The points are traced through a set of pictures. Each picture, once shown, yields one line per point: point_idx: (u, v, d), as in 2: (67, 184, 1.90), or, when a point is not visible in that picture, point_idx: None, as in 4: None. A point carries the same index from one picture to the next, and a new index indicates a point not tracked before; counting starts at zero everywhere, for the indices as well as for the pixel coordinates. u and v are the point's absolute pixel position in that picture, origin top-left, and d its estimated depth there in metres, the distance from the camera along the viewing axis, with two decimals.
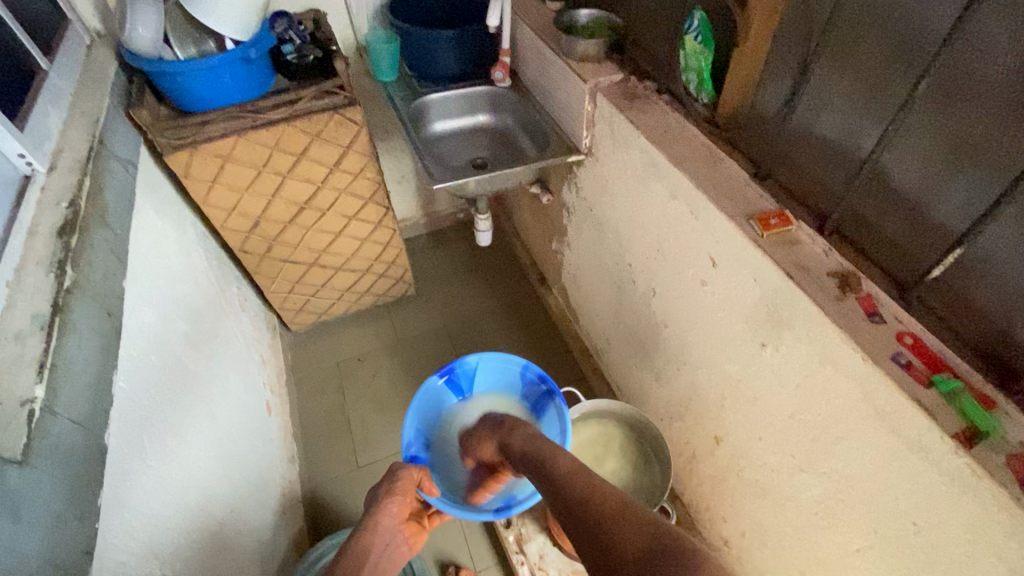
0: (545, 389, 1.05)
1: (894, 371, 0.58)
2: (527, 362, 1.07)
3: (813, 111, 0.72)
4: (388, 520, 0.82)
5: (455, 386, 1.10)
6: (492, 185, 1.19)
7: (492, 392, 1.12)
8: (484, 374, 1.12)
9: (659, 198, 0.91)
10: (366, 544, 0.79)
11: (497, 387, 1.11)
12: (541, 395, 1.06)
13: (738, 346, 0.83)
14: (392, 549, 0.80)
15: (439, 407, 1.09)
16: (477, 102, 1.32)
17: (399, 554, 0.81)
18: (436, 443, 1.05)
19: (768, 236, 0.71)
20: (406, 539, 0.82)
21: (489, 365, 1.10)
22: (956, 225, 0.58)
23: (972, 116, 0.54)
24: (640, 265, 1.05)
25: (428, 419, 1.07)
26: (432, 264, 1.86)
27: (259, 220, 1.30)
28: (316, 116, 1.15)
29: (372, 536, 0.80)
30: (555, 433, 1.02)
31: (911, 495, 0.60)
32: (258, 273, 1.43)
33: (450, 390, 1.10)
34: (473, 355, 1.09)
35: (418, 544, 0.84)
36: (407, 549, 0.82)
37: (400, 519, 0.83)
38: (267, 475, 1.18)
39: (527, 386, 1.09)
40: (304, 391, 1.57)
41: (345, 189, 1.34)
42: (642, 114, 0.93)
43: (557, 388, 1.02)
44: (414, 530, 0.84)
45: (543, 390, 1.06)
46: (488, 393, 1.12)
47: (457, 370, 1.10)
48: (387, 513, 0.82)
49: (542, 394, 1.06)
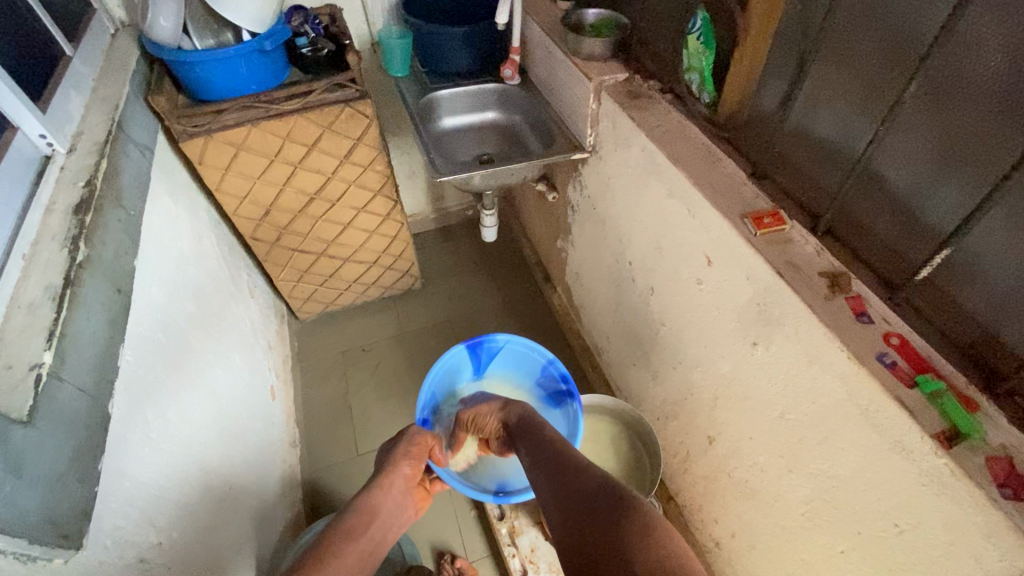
0: (563, 389, 1.07)
1: (877, 370, 0.59)
2: (553, 359, 1.07)
3: (809, 111, 0.72)
4: (399, 479, 0.85)
5: (476, 358, 1.11)
6: (497, 181, 1.21)
7: (507, 375, 1.13)
8: (507, 355, 1.13)
9: (658, 196, 0.91)
10: (375, 496, 0.82)
11: (513, 372, 1.13)
12: (558, 392, 1.08)
13: (730, 345, 0.83)
14: (401, 510, 0.84)
15: (456, 377, 1.10)
16: (489, 99, 1.33)
17: (406, 516, 0.84)
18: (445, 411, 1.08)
19: (761, 235, 0.72)
20: (413, 502, 0.87)
21: (515, 349, 1.11)
22: (945, 226, 0.58)
23: (963, 116, 0.54)
24: (639, 263, 1.06)
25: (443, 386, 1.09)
26: (440, 259, 1.88)
27: (270, 209, 1.33)
28: (327, 108, 1.18)
29: (384, 492, 0.83)
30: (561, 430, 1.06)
31: (892, 496, 0.61)
32: (268, 261, 1.46)
33: (469, 362, 1.11)
34: (503, 335, 1.09)
35: (422, 508, 0.89)
36: (413, 512, 0.86)
37: (411, 483, 0.87)
38: (267, 457, 1.20)
39: (545, 378, 1.10)
40: (308, 378, 1.60)
41: (354, 181, 1.36)
42: (644, 113, 0.94)
43: (577, 391, 1.03)
44: (421, 495, 0.89)
45: (561, 389, 1.08)
46: (502, 375, 1.13)
47: (484, 344, 1.10)
48: (401, 474, 0.86)
49: (558, 392, 1.08)
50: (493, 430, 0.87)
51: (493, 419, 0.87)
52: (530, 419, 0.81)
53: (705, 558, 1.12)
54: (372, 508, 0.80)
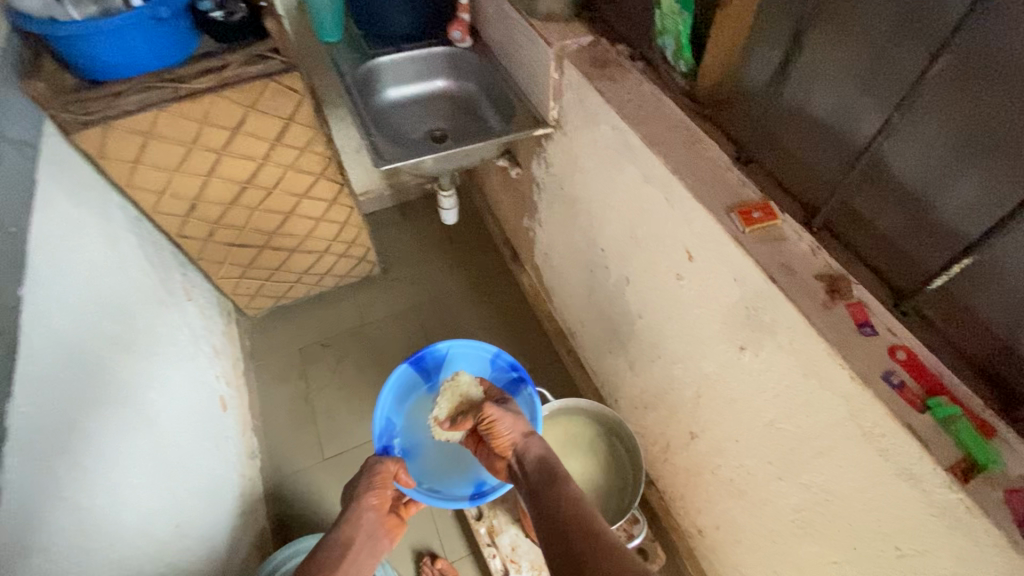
0: (515, 376, 1.01)
1: (884, 392, 0.52)
2: (498, 350, 1.00)
3: (806, 88, 0.65)
4: (370, 513, 0.78)
5: (424, 371, 1.02)
6: (451, 163, 1.09)
7: None
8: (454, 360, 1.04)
9: (633, 181, 0.81)
10: (337, 536, 0.74)
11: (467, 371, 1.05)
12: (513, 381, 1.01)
13: (715, 346, 0.76)
14: (375, 542, 0.76)
15: (408, 397, 1.01)
16: (435, 64, 1.17)
17: (381, 547, 0.77)
18: (406, 431, 0.99)
19: (750, 232, 0.64)
20: (387, 532, 0.79)
21: (461, 351, 1.03)
22: (961, 225, 0.52)
23: (990, 101, 0.48)
24: (613, 251, 0.97)
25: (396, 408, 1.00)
26: (399, 239, 1.75)
27: (196, 202, 1.17)
28: (248, 85, 1.03)
29: (356, 526, 0.76)
30: None
31: (894, 519, 0.56)
32: (202, 258, 1.31)
33: (419, 378, 1.02)
34: (444, 341, 1.01)
35: (398, 536, 0.80)
36: (388, 543, 0.78)
37: (382, 513, 0.79)
38: (221, 478, 1.11)
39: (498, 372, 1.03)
40: (264, 379, 1.48)
41: (292, 166, 1.21)
42: (613, 84, 0.82)
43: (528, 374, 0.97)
44: (393, 524, 0.80)
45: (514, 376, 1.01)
46: None
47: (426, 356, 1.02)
48: (370, 506, 0.78)
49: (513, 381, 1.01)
50: (505, 448, 0.83)
51: (512, 438, 0.83)
52: (551, 466, 0.77)
53: (689, 543, 1.11)
54: (333, 547, 0.73)
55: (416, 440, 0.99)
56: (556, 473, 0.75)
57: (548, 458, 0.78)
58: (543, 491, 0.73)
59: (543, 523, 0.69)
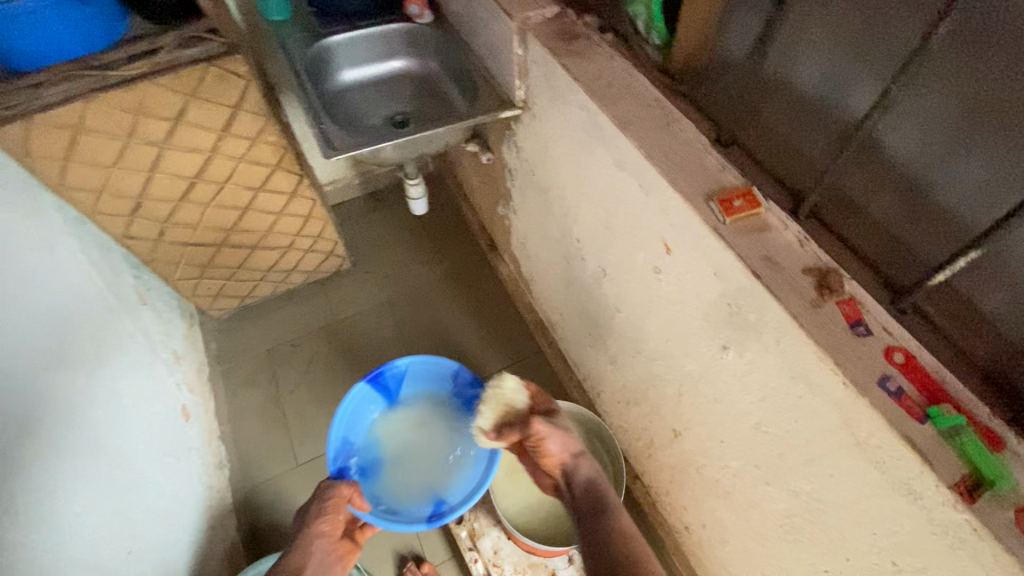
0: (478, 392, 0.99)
1: (880, 401, 0.47)
2: (459, 366, 0.99)
3: (791, 59, 0.61)
4: (322, 542, 0.75)
5: (383, 389, 1.00)
6: (412, 150, 1.01)
7: (422, 394, 1.03)
8: (413, 375, 1.02)
9: (605, 167, 0.75)
10: None
11: (427, 386, 1.03)
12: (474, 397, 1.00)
13: (696, 344, 0.71)
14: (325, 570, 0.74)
15: (366, 415, 0.99)
16: (393, 43, 1.09)
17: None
18: (362, 451, 0.96)
19: (731, 222, 0.57)
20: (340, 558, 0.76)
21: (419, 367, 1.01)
22: (962, 210, 0.50)
23: (997, 74, 0.44)
24: (588, 241, 0.91)
25: (352, 426, 0.97)
26: (371, 230, 1.67)
27: (140, 200, 1.08)
28: (185, 71, 0.93)
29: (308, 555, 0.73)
30: None
31: (890, 534, 0.51)
32: (155, 260, 1.22)
33: (377, 395, 1.00)
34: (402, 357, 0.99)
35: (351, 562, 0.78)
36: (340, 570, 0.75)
37: (334, 540, 0.76)
38: (183, 494, 1.05)
39: (459, 387, 1.02)
40: (232, 383, 1.42)
41: (244, 157, 1.12)
42: (580, 59, 0.74)
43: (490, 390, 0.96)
44: (347, 549, 0.78)
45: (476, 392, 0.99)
46: (417, 397, 1.03)
47: (384, 373, 0.99)
48: (321, 534, 0.75)
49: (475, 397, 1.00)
50: (553, 466, 0.79)
51: (560, 459, 0.78)
52: (598, 492, 0.75)
53: (675, 539, 1.07)
54: None
55: (375, 459, 0.96)
56: (605, 502, 0.74)
57: (599, 483, 0.76)
58: (591, 519, 0.72)
59: (591, 555, 0.69)
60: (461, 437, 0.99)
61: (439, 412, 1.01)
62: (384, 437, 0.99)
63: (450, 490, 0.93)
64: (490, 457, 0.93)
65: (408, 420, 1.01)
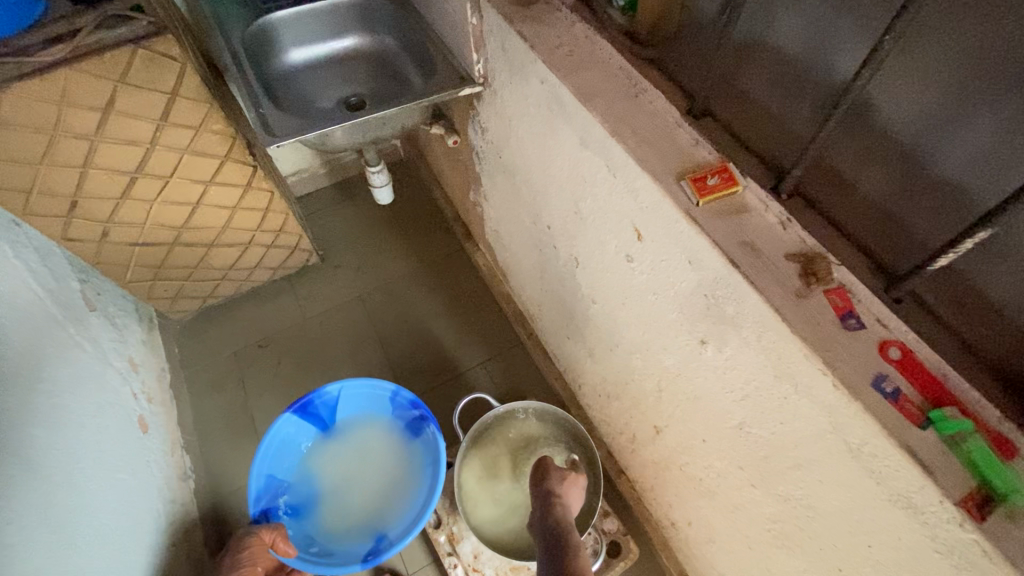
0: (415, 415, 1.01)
1: (875, 405, 0.41)
2: (394, 389, 1.00)
3: (768, 13, 0.54)
4: None
5: (316, 418, 1.02)
6: (365, 134, 0.94)
7: (358, 419, 1.05)
8: (347, 401, 1.04)
9: (570, 146, 0.68)
10: None
11: (362, 413, 1.05)
12: (412, 419, 1.02)
13: (673, 339, 0.65)
14: None
15: (299, 447, 1.02)
16: (344, 18, 1.00)
17: None
18: (295, 485, 1.00)
19: (705, 204, 0.51)
20: None
21: (350, 393, 1.02)
22: (962, 183, 0.44)
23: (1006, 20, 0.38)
24: (558, 228, 0.84)
25: (284, 460, 1.00)
26: (340, 222, 1.59)
27: (77, 199, 1.00)
28: (110, 54, 0.84)
29: None
30: (429, 457, 0.99)
31: (888, 548, 0.46)
32: (102, 262, 1.14)
33: (310, 424, 1.02)
34: (332, 385, 1.00)
35: None
36: None
37: None
38: (139, 512, 0.99)
39: (397, 410, 1.04)
40: (197, 389, 1.35)
41: (187, 148, 1.03)
42: (539, 26, 0.67)
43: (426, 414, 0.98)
44: None
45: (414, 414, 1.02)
46: (351, 422, 1.05)
47: (315, 403, 1.01)
48: None
49: (414, 419, 1.02)
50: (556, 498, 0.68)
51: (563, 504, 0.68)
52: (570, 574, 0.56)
53: (662, 536, 1.03)
54: None
55: (309, 492, 1.00)
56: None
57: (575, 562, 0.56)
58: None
59: None
60: (399, 463, 1.02)
61: (376, 437, 1.04)
62: (319, 468, 1.02)
63: (386, 521, 0.97)
64: (425, 488, 0.96)
65: (343, 448, 1.04)
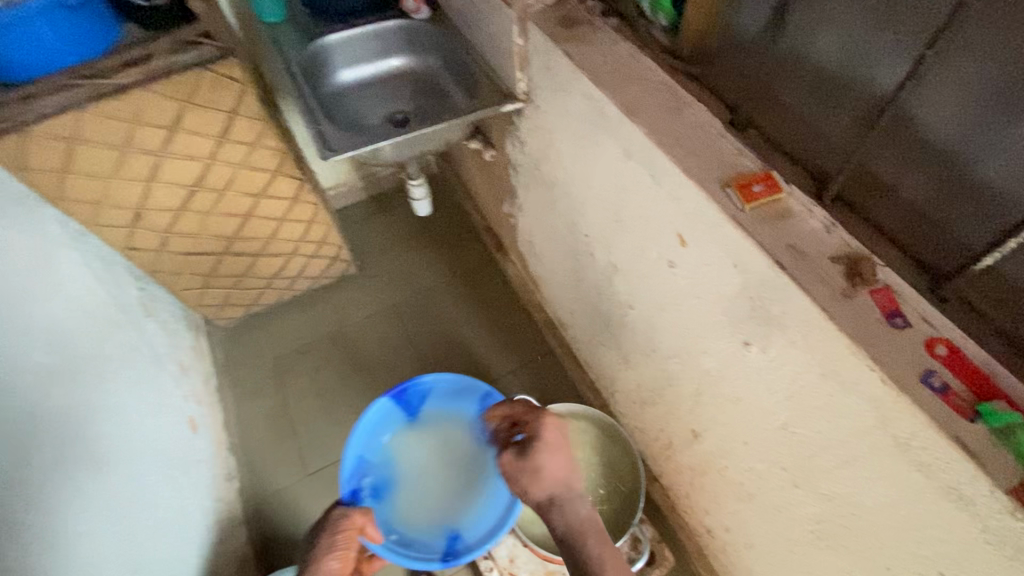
0: None
1: (924, 398, 0.43)
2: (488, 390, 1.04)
3: (809, 30, 0.58)
4: None
5: (406, 406, 1.06)
6: (412, 149, 0.99)
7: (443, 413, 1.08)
8: (437, 393, 1.07)
9: (612, 157, 0.71)
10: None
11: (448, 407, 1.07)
12: None
13: (714, 341, 0.67)
14: None
15: (386, 433, 1.04)
16: (391, 40, 1.06)
17: None
18: (377, 470, 1.02)
19: (751, 209, 0.54)
20: None
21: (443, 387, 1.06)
22: (1002, 189, 0.46)
23: None
24: (597, 236, 0.87)
25: (371, 443, 1.03)
26: (376, 234, 1.65)
27: (140, 211, 1.07)
28: (178, 77, 0.91)
29: None
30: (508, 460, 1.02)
31: (937, 543, 0.47)
32: (159, 270, 1.21)
33: (399, 411, 1.05)
34: (429, 375, 1.05)
35: None
36: None
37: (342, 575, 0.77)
38: (190, 506, 1.03)
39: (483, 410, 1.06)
40: (241, 393, 1.40)
41: (242, 163, 1.09)
42: (583, 46, 0.71)
43: None
44: None
45: None
46: (436, 415, 1.07)
47: (409, 391, 1.05)
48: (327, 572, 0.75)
49: None
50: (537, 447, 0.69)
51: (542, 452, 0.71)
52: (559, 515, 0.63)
53: (697, 543, 1.03)
54: None
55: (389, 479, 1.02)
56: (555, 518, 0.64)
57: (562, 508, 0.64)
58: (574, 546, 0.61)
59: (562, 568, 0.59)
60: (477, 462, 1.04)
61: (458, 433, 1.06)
62: (401, 457, 1.03)
63: (462, 518, 0.98)
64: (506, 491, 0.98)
65: (425, 439, 1.05)
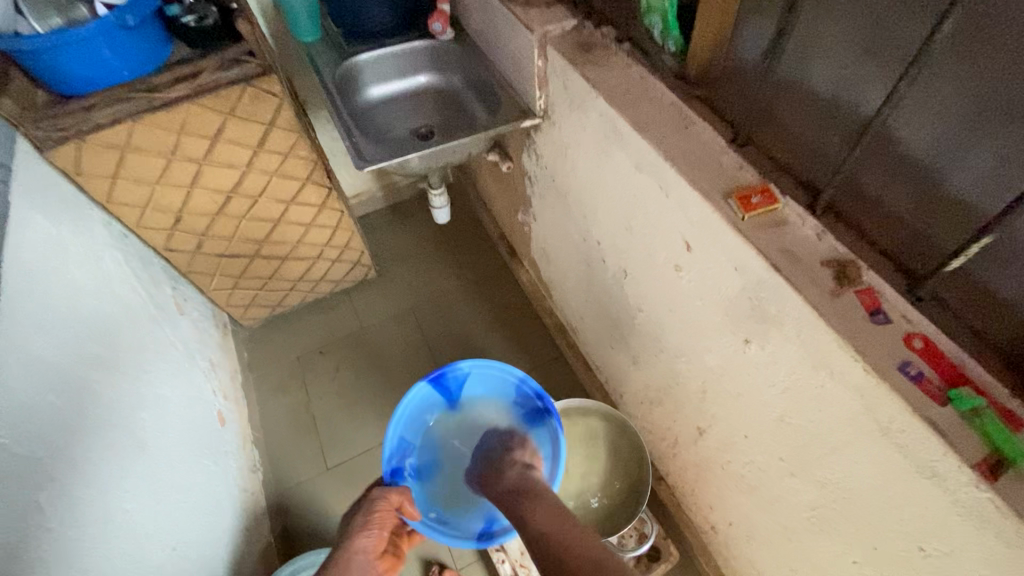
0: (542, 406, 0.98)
1: (902, 385, 0.48)
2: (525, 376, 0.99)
3: (802, 60, 0.64)
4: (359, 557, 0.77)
5: (445, 390, 1.01)
6: (437, 160, 1.06)
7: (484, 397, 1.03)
8: (477, 377, 1.03)
9: (624, 170, 0.78)
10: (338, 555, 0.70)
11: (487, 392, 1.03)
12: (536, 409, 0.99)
13: (717, 340, 0.73)
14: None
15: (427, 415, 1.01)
16: (417, 59, 1.14)
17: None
18: (418, 452, 0.99)
19: (750, 218, 0.60)
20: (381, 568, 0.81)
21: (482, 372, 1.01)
22: (974, 200, 0.51)
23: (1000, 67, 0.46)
24: (608, 243, 0.93)
25: (412, 426, 0.99)
26: (394, 241, 1.72)
27: (181, 214, 1.14)
28: (223, 91, 0.99)
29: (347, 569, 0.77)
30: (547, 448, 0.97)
31: (917, 519, 0.52)
32: (193, 271, 1.28)
33: (438, 394, 1.01)
34: (466, 360, 1.00)
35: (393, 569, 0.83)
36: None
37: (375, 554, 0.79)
38: (220, 493, 1.09)
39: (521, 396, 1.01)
40: (264, 390, 1.46)
41: (276, 172, 1.17)
42: (598, 69, 0.78)
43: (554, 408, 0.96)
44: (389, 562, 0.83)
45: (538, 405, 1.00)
46: (476, 400, 1.03)
47: (448, 375, 1.00)
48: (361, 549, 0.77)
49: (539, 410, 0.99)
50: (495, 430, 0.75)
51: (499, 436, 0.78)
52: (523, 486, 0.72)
53: (702, 539, 1.07)
54: None
55: (431, 461, 0.99)
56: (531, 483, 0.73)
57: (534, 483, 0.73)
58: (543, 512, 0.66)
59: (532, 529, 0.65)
60: None
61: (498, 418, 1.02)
62: (441, 440, 1.00)
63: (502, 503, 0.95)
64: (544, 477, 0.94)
65: (466, 423, 1.02)
